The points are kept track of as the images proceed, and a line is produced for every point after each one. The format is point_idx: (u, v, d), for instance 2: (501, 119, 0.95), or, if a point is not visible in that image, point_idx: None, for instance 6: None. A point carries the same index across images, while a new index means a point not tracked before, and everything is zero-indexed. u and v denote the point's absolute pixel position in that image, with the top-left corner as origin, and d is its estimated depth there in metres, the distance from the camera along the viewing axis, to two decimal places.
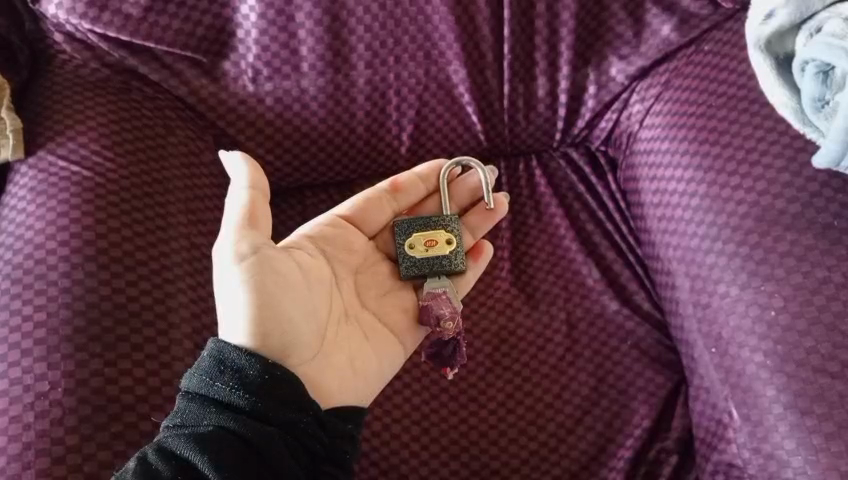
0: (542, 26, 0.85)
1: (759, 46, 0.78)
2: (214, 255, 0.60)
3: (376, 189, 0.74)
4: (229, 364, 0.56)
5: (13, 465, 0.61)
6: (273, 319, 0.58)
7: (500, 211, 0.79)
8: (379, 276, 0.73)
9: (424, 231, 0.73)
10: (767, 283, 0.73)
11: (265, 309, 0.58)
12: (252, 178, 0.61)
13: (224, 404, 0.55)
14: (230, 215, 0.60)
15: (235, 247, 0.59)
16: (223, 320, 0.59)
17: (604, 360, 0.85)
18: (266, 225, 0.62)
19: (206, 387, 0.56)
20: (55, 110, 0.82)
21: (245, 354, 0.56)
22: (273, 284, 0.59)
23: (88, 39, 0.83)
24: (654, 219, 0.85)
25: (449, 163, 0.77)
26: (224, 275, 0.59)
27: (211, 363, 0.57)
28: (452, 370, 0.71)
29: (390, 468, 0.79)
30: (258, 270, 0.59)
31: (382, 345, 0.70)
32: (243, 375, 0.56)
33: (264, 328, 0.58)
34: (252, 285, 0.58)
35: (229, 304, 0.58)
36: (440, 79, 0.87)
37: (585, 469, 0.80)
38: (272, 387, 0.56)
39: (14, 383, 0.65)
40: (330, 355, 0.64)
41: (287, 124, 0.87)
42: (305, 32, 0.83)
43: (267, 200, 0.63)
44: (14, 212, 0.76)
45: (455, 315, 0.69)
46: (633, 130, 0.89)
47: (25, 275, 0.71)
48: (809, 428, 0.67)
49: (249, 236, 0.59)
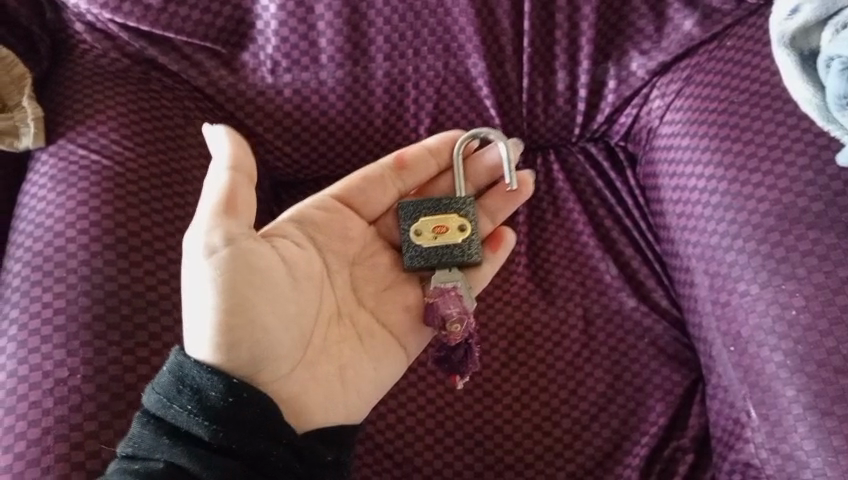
0: (563, 20, 0.85)
1: (783, 42, 0.77)
2: (184, 243, 0.55)
3: (379, 165, 0.73)
4: (188, 384, 0.55)
5: (32, 451, 0.62)
6: (244, 323, 0.55)
7: (524, 190, 0.77)
8: (377, 268, 0.71)
9: (433, 216, 0.72)
10: (787, 283, 0.73)
11: (236, 311, 0.55)
12: (236, 158, 0.56)
13: (181, 430, 0.54)
14: (207, 198, 0.56)
15: (207, 237, 0.54)
16: (187, 317, 0.56)
17: (620, 357, 0.84)
18: (247, 211, 0.57)
19: (164, 411, 0.55)
20: (75, 99, 0.82)
21: (206, 374, 0.55)
22: (247, 282, 0.55)
23: (108, 29, 0.84)
24: (673, 216, 0.84)
25: (464, 138, 0.75)
26: (191, 267, 0.55)
27: (171, 382, 0.55)
28: (462, 379, 0.68)
29: (403, 461, 0.79)
30: (231, 267, 0.55)
31: (376, 351, 0.68)
32: (203, 400, 0.54)
33: (234, 334, 0.55)
34: (223, 283, 0.54)
35: (195, 300, 0.55)
36: (459, 72, 0.87)
37: (600, 466, 0.80)
38: (235, 411, 0.54)
39: (34, 369, 0.66)
40: (313, 362, 0.62)
41: (305, 117, 0.87)
42: (324, 24, 0.83)
43: (251, 182, 0.58)
44: (34, 200, 0.77)
45: (462, 315, 0.66)
46: (653, 126, 0.89)
47: (45, 263, 0.71)
48: (829, 429, 0.66)
49: (225, 226, 0.55)
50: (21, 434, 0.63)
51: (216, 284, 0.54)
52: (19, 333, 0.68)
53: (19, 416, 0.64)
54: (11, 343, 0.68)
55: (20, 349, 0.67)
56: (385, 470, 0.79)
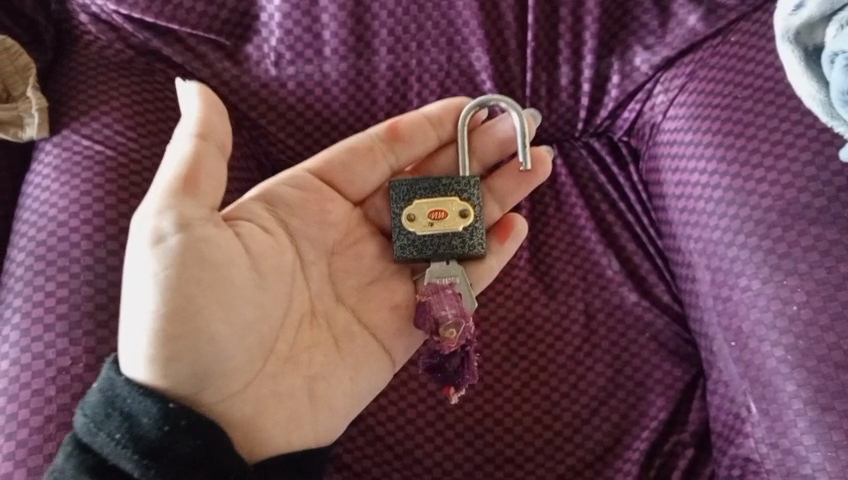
0: (567, 14, 0.85)
1: (787, 37, 0.77)
2: (134, 224, 0.55)
3: (371, 135, 0.72)
4: (118, 409, 0.53)
5: (35, 438, 0.62)
6: (186, 324, 0.53)
7: (538, 176, 0.77)
8: (363, 258, 0.70)
9: (432, 202, 0.71)
10: (789, 278, 0.73)
11: (178, 310, 0.53)
12: (204, 128, 0.57)
13: (109, 464, 0.52)
14: (166, 171, 0.55)
15: (157, 219, 0.54)
16: (127, 310, 0.54)
17: (621, 352, 0.85)
18: (209, 190, 0.56)
19: (92, 439, 0.53)
20: (80, 90, 0.82)
21: (139, 400, 0.53)
22: (195, 277, 0.54)
23: (113, 20, 0.85)
24: (675, 211, 0.84)
25: (468, 109, 0.73)
26: (137, 253, 0.54)
27: (101, 408, 0.53)
28: (455, 390, 0.67)
29: (404, 453, 0.79)
30: (178, 254, 0.53)
31: (353, 359, 0.66)
32: (134, 428, 0.52)
33: (177, 337, 0.53)
34: (166, 274, 0.53)
35: (135, 290, 0.53)
36: (462, 66, 0.86)
37: (600, 460, 0.80)
38: (169, 441, 0.52)
39: (36, 358, 0.66)
40: (277, 374, 0.60)
41: (308, 110, 0.86)
42: (328, 17, 0.83)
43: (219, 156, 0.58)
44: (37, 190, 0.77)
45: (459, 320, 0.65)
46: (657, 121, 0.88)
47: (48, 252, 0.71)
48: (829, 424, 0.66)
49: (178, 207, 0.54)
50: (23, 421, 0.63)
51: (160, 274, 0.53)
52: (22, 322, 0.68)
53: (22, 404, 0.64)
54: (14, 332, 0.68)
55: (23, 337, 0.67)
56: (385, 462, 0.79)
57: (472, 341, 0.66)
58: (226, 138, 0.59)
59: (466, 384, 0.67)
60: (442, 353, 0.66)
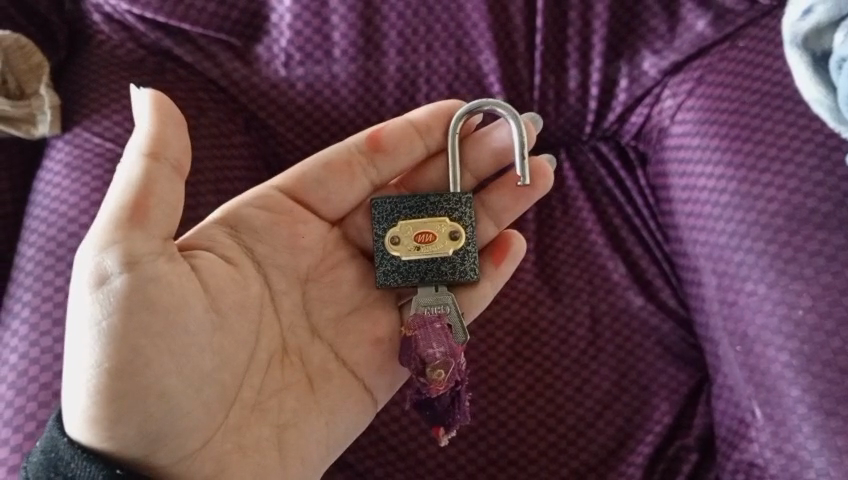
0: (575, 18, 0.86)
1: (795, 43, 0.78)
2: (78, 262, 0.54)
3: (351, 146, 0.72)
4: (62, 473, 0.52)
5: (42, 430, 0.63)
6: (133, 375, 0.53)
7: (535, 192, 0.75)
8: (340, 285, 0.70)
9: (417, 225, 0.70)
10: (795, 283, 0.73)
11: (123, 358, 0.52)
12: (150, 150, 0.55)
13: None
14: (113, 198, 0.55)
15: (100, 257, 0.53)
16: (69, 354, 0.54)
17: (627, 356, 0.85)
18: (157, 218, 0.56)
19: None
20: (91, 89, 0.83)
21: (81, 465, 0.52)
22: (142, 321, 0.53)
23: (126, 20, 0.86)
24: (682, 215, 0.84)
25: (457, 118, 0.72)
26: (82, 294, 0.53)
27: (45, 469, 0.53)
28: (444, 431, 0.66)
29: (407, 454, 0.79)
30: (121, 297, 0.53)
31: (328, 400, 0.66)
32: None
33: (124, 389, 0.52)
34: (110, 321, 0.53)
35: (79, 336, 0.53)
36: (471, 68, 0.87)
37: (603, 464, 0.80)
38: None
39: (45, 352, 0.67)
40: (241, 424, 0.59)
41: (317, 110, 0.87)
42: (338, 18, 0.84)
43: (172, 174, 0.57)
44: (47, 187, 0.77)
45: (447, 360, 0.64)
46: (664, 126, 0.88)
47: (58, 247, 0.72)
48: (833, 429, 0.66)
49: (124, 240, 0.54)
50: (31, 414, 0.64)
51: (104, 320, 0.53)
52: (31, 316, 0.69)
53: (29, 397, 0.65)
54: (23, 326, 0.69)
55: (32, 331, 0.68)
56: (388, 463, 0.79)
57: (462, 381, 0.66)
58: (183, 154, 0.57)
59: (457, 424, 0.66)
60: (429, 395, 0.65)
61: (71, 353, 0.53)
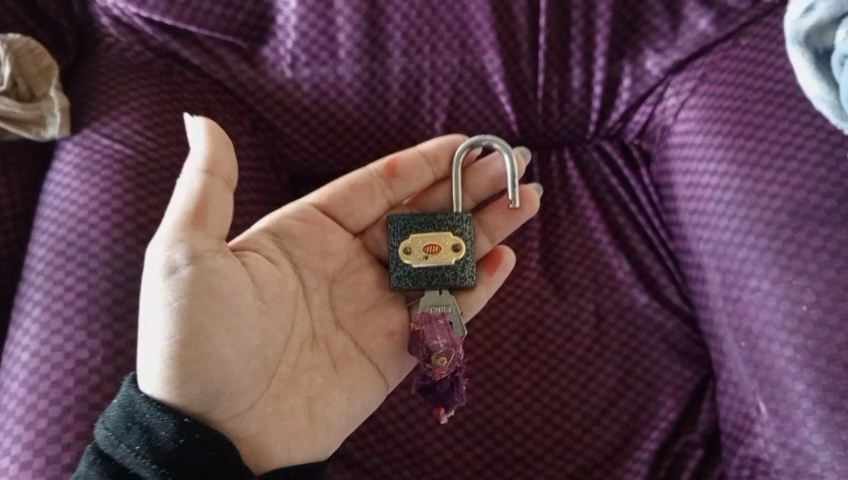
0: (578, 17, 0.86)
1: (798, 40, 0.79)
2: (149, 255, 0.56)
3: (369, 171, 0.73)
4: (137, 422, 0.54)
5: (54, 427, 0.64)
6: (196, 350, 0.54)
7: (526, 210, 0.76)
8: (361, 287, 0.70)
9: (425, 235, 0.71)
10: (799, 278, 0.73)
11: (187, 335, 0.54)
12: (210, 162, 0.57)
13: (129, 472, 0.54)
14: (176, 205, 0.56)
15: (169, 251, 0.55)
16: (142, 338, 0.56)
17: (632, 353, 0.85)
18: (217, 223, 0.57)
19: (111, 447, 0.54)
20: (100, 91, 0.84)
21: (156, 411, 0.54)
22: (204, 305, 0.55)
23: (133, 23, 0.86)
24: (686, 213, 0.84)
25: (462, 147, 0.73)
26: (152, 281, 0.55)
27: (120, 418, 0.55)
28: (445, 411, 0.67)
29: (414, 451, 0.80)
30: (189, 287, 0.55)
31: (352, 382, 0.67)
32: (154, 438, 0.54)
33: (186, 360, 0.54)
34: (180, 303, 0.54)
35: (149, 317, 0.55)
36: (475, 68, 0.87)
37: (609, 460, 0.80)
38: (183, 453, 0.53)
39: (55, 350, 0.68)
40: (279, 394, 0.61)
41: (323, 111, 0.88)
42: (343, 19, 0.85)
43: (226, 188, 0.58)
44: (58, 188, 0.79)
45: (450, 349, 0.65)
46: (668, 124, 0.88)
47: (68, 248, 0.73)
48: (838, 423, 0.66)
49: (188, 239, 0.55)
50: (42, 411, 0.65)
51: (174, 303, 0.54)
52: (42, 315, 0.70)
53: (40, 395, 0.66)
54: (34, 325, 0.70)
55: (43, 330, 0.69)
56: (396, 460, 0.79)
57: (461, 368, 0.66)
58: (233, 169, 0.59)
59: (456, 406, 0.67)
60: (433, 378, 0.66)
61: (143, 331, 0.55)
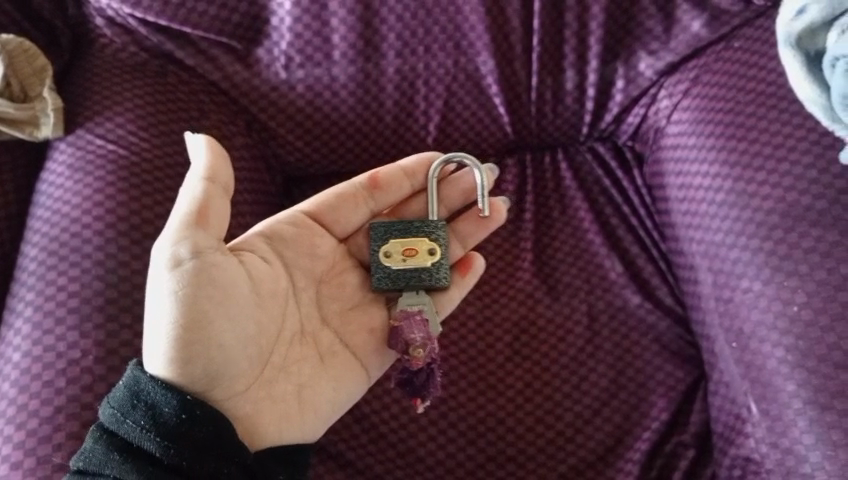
0: (572, 19, 0.86)
1: (789, 42, 0.79)
2: (152, 249, 0.56)
3: (352, 184, 0.73)
4: (142, 400, 0.55)
5: (45, 427, 0.64)
6: (200, 339, 0.55)
7: (496, 217, 0.77)
8: (344, 289, 0.70)
9: (403, 239, 0.71)
10: (790, 279, 0.73)
11: (191, 325, 0.55)
12: (212, 170, 0.57)
13: (134, 446, 0.55)
14: (178, 208, 0.56)
15: (173, 248, 0.55)
16: (147, 328, 0.56)
17: (625, 353, 0.85)
18: (219, 224, 0.57)
19: (117, 424, 0.55)
20: (94, 92, 0.84)
21: (160, 389, 0.55)
22: (207, 298, 0.56)
23: (128, 24, 0.86)
24: (678, 214, 0.84)
25: (438, 161, 0.74)
26: (156, 274, 0.55)
27: (125, 395, 0.56)
28: (423, 402, 0.68)
29: (407, 451, 0.80)
30: (193, 281, 0.55)
31: (338, 373, 0.67)
32: (158, 414, 0.54)
33: (189, 348, 0.55)
34: (185, 296, 0.55)
35: (153, 308, 0.55)
36: (469, 70, 0.87)
37: (601, 460, 0.80)
38: (186, 428, 0.54)
39: (48, 350, 0.68)
40: (271, 380, 0.62)
41: (317, 112, 0.88)
42: (338, 21, 0.84)
43: (225, 195, 0.58)
44: (52, 188, 0.79)
45: (426, 342, 0.66)
46: (660, 126, 0.89)
47: (60, 248, 0.73)
48: (829, 423, 0.67)
49: (192, 237, 0.55)
50: (34, 411, 0.65)
51: (179, 295, 0.55)
52: (34, 315, 0.70)
53: (32, 395, 0.66)
54: (27, 324, 0.70)
55: (35, 330, 0.69)
56: (389, 460, 0.80)
57: (437, 360, 0.67)
58: (231, 178, 0.59)
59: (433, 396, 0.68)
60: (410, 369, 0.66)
61: (147, 321, 0.56)
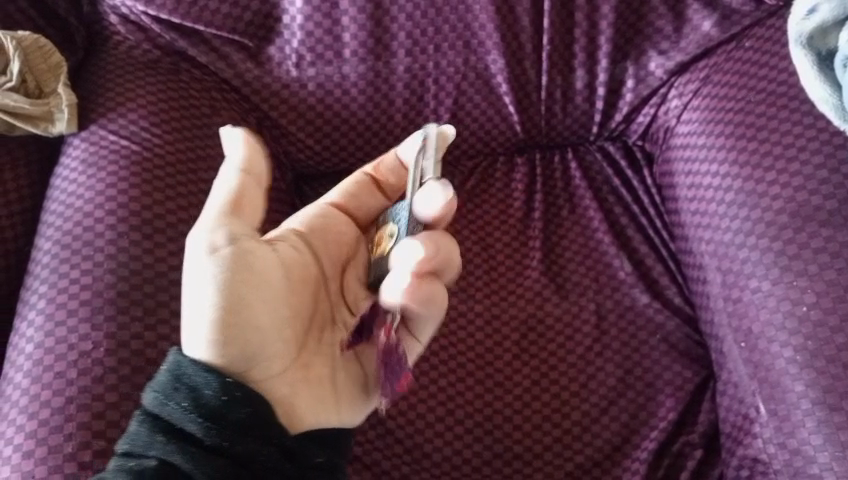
0: (582, 19, 0.86)
1: (799, 42, 0.78)
2: (188, 238, 0.54)
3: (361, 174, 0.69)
4: (184, 382, 0.51)
5: (56, 418, 0.65)
6: (240, 323, 0.53)
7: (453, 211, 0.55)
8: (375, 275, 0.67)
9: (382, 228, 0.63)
10: (799, 279, 0.73)
11: (231, 311, 0.52)
12: (248, 159, 0.55)
13: (176, 429, 0.51)
14: (216, 195, 0.54)
15: (211, 234, 0.52)
16: (187, 315, 0.53)
17: (633, 353, 0.85)
18: (254, 213, 0.55)
19: (159, 406, 0.51)
20: (107, 89, 0.85)
21: (202, 370, 0.51)
22: (245, 282, 0.53)
23: (142, 21, 0.87)
24: (688, 213, 0.85)
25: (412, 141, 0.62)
26: (193, 262, 0.53)
27: (167, 377, 0.52)
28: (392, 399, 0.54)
29: (414, 447, 0.80)
30: (232, 265, 0.52)
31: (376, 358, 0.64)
32: (200, 396, 0.50)
33: (230, 332, 0.52)
34: (224, 280, 0.52)
35: (193, 294, 0.52)
36: (478, 68, 0.88)
37: (608, 459, 0.80)
38: (228, 410, 0.50)
39: (59, 342, 0.69)
40: (308, 365, 0.58)
41: (328, 110, 0.89)
42: (348, 20, 0.85)
43: (260, 184, 0.56)
44: (65, 182, 0.80)
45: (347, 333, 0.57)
46: (670, 125, 0.90)
47: (73, 241, 0.74)
48: (837, 424, 0.66)
49: (230, 225, 0.53)
50: (46, 402, 0.66)
51: (218, 280, 0.52)
52: (47, 307, 0.71)
53: (45, 386, 0.67)
54: (40, 316, 0.71)
55: (47, 322, 0.70)
56: (396, 456, 0.80)
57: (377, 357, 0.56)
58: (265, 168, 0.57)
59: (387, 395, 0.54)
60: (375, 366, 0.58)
61: (184, 311, 0.52)
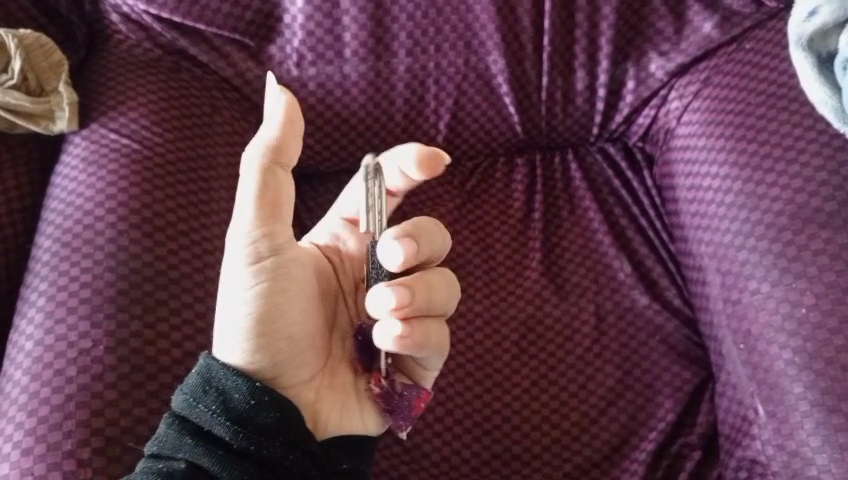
0: (582, 20, 0.86)
1: (800, 44, 0.79)
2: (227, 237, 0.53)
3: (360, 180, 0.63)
4: (214, 385, 0.52)
5: (56, 415, 0.65)
6: (272, 331, 0.54)
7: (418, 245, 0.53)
8: None
9: None
10: (799, 281, 0.73)
11: (266, 321, 0.54)
12: (282, 155, 0.49)
13: (204, 431, 0.51)
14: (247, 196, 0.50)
15: (250, 243, 0.52)
16: (222, 316, 0.54)
17: (632, 354, 0.85)
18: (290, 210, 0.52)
19: (187, 409, 0.52)
20: (108, 87, 0.85)
21: (231, 374, 0.52)
22: (280, 291, 0.54)
23: (143, 20, 0.87)
24: (687, 215, 0.85)
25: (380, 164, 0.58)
26: (233, 266, 0.53)
27: (197, 381, 0.53)
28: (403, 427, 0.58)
29: (413, 447, 0.80)
30: (269, 275, 0.53)
31: None
32: (228, 399, 0.51)
33: (263, 340, 0.54)
34: (259, 290, 0.53)
35: (230, 299, 0.54)
36: (479, 69, 0.88)
37: (607, 460, 0.80)
38: (254, 414, 0.51)
39: (59, 339, 0.69)
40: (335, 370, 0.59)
41: (328, 110, 0.89)
42: (349, 19, 0.85)
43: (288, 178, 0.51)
44: (66, 181, 0.80)
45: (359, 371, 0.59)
46: (671, 127, 0.90)
47: (73, 239, 0.74)
48: (835, 426, 0.66)
49: (268, 233, 0.52)
50: (45, 399, 0.66)
51: (255, 288, 0.53)
52: (47, 305, 0.71)
53: (44, 383, 0.67)
54: (39, 313, 0.71)
55: (47, 319, 0.70)
56: (395, 456, 0.80)
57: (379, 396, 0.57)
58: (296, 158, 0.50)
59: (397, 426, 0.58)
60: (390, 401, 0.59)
61: (221, 312, 0.54)
